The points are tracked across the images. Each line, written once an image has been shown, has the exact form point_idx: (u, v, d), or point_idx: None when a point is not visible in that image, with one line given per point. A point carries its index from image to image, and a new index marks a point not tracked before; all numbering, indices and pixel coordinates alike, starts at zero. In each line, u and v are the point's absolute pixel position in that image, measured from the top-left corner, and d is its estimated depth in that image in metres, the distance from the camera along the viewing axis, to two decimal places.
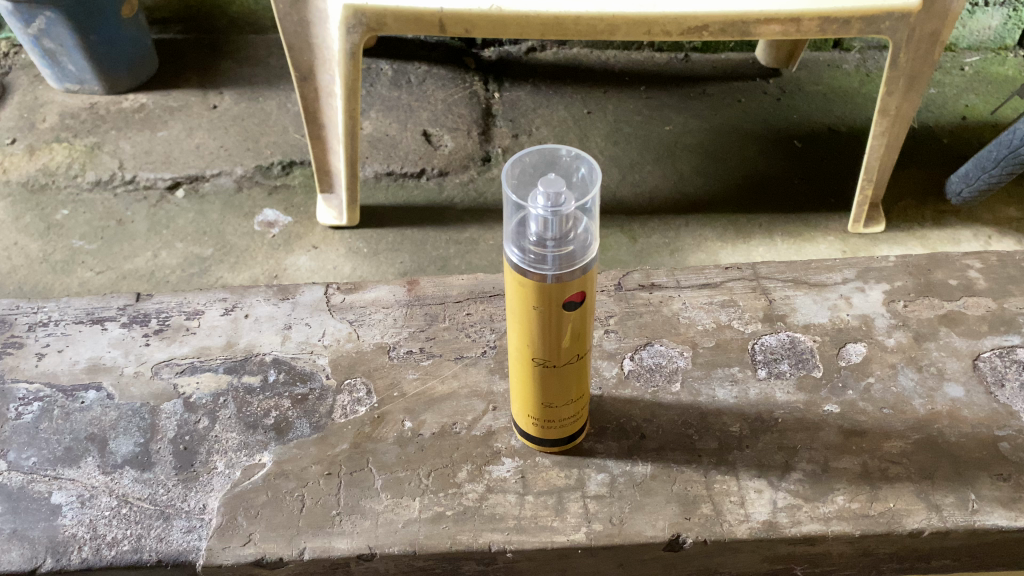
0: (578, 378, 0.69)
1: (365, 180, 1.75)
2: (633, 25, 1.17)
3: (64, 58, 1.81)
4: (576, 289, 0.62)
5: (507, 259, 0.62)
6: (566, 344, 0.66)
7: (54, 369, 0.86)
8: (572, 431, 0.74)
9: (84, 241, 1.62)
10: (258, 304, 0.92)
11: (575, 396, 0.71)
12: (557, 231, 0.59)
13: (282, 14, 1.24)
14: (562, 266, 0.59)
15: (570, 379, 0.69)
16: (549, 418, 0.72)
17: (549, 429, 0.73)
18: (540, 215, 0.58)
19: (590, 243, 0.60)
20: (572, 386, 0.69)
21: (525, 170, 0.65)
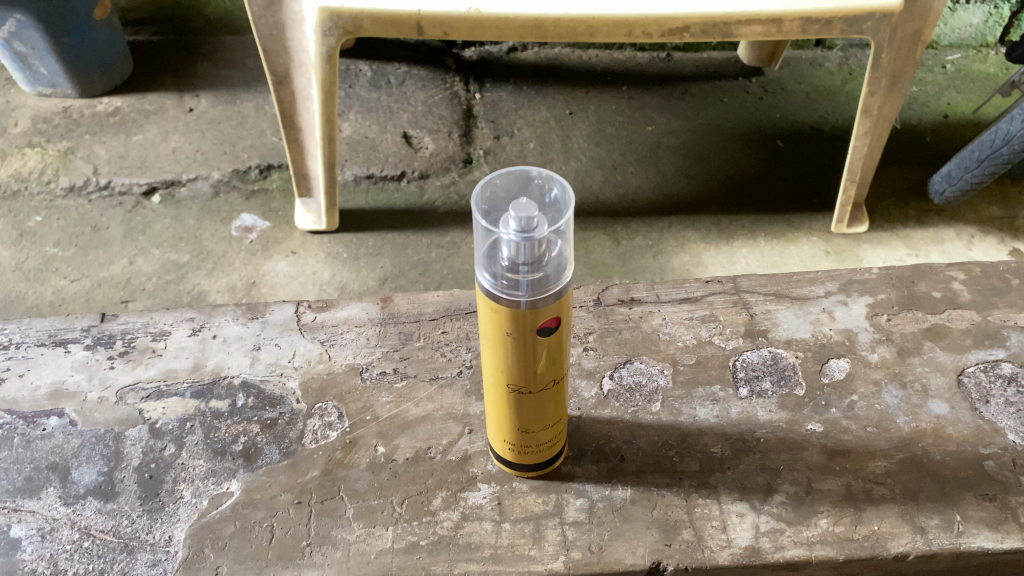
0: (555, 403, 0.67)
1: (345, 183, 1.72)
2: (613, 26, 1.14)
3: (36, 62, 1.77)
4: (551, 312, 0.59)
5: (479, 286, 0.60)
6: (542, 368, 0.63)
7: (15, 395, 0.83)
8: (551, 455, 0.72)
9: (58, 248, 1.59)
10: (227, 323, 0.89)
11: (552, 420, 0.68)
12: (530, 256, 0.56)
13: (257, 16, 1.21)
14: (536, 292, 0.57)
15: (547, 405, 0.67)
16: (527, 444, 0.70)
17: (527, 454, 0.71)
18: (512, 240, 0.56)
19: (564, 267, 0.58)
20: (550, 411, 0.67)
21: (497, 192, 0.63)
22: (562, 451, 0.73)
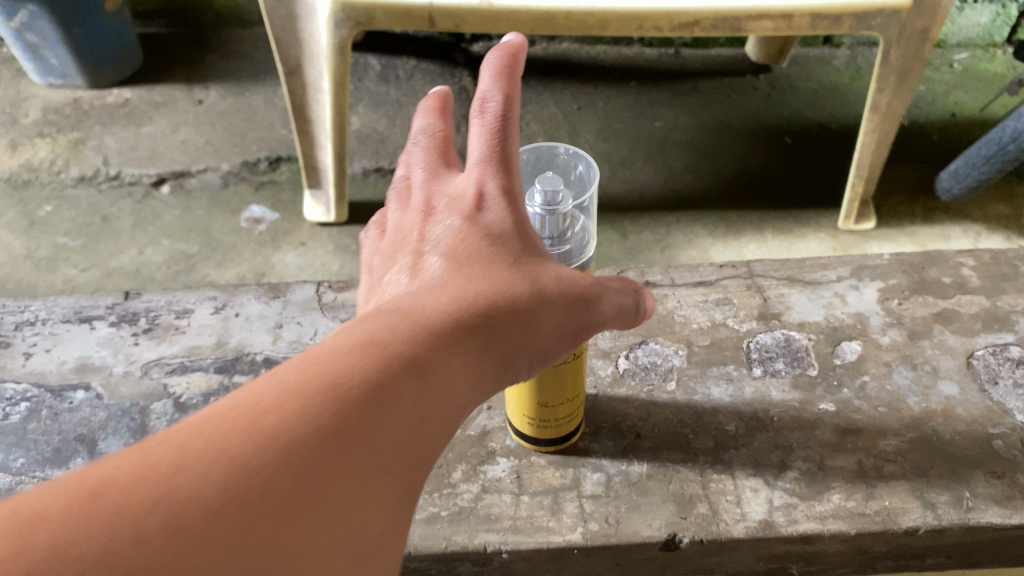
0: (574, 379, 0.68)
1: (354, 176, 1.74)
2: (624, 20, 1.16)
3: (47, 52, 1.78)
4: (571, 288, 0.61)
5: None
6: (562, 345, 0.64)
7: (42, 369, 0.85)
8: (568, 431, 0.73)
9: (68, 238, 1.61)
10: (249, 302, 0.91)
11: (570, 398, 0.69)
12: (554, 230, 0.58)
13: (270, 8, 1.22)
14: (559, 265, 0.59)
15: (565, 382, 0.67)
16: (545, 418, 0.71)
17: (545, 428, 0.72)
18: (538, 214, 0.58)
19: (587, 242, 0.60)
20: (569, 387, 0.68)
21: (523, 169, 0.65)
22: (578, 428, 0.74)
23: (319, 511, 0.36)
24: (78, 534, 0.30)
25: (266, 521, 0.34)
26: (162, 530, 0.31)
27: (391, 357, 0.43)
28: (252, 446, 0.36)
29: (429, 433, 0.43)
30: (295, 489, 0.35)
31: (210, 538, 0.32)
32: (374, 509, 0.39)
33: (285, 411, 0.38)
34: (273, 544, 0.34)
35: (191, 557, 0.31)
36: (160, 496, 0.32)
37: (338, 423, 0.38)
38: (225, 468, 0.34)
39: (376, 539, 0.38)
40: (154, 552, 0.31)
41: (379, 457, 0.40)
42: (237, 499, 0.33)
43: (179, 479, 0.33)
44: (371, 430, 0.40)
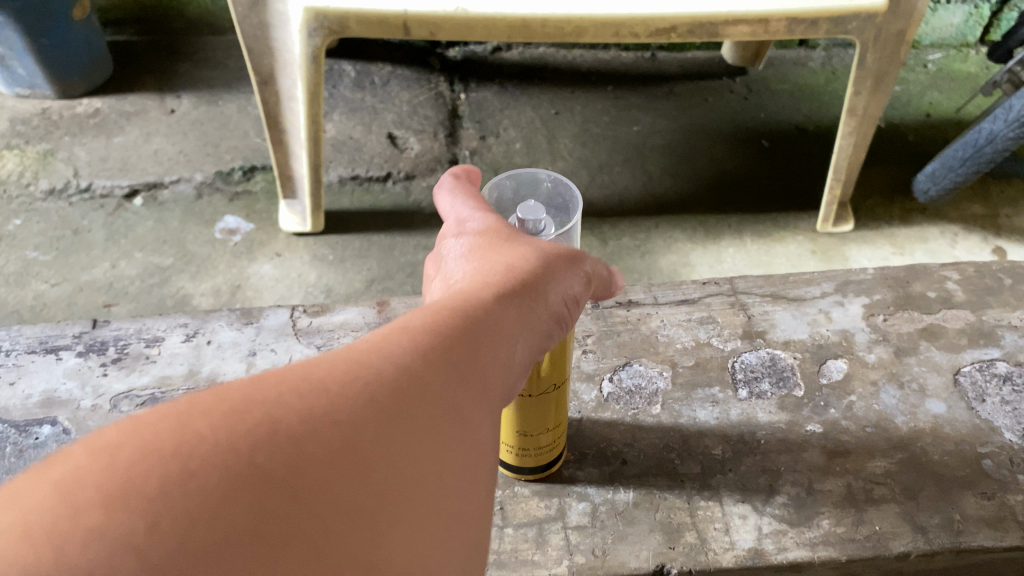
0: (557, 411, 0.67)
1: (330, 185, 1.71)
2: (600, 27, 1.14)
3: (14, 62, 1.74)
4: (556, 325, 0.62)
5: None
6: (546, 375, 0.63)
7: (7, 404, 0.82)
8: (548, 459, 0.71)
9: (38, 252, 1.57)
10: (221, 329, 0.89)
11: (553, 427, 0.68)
12: None
13: (241, 17, 1.19)
14: None
15: (548, 412, 0.66)
16: (526, 447, 0.69)
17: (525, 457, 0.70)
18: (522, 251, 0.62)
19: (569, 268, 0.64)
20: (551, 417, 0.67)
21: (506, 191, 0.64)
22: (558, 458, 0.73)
23: (423, 401, 0.42)
24: (252, 397, 0.36)
25: (384, 403, 0.40)
26: (309, 398, 0.37)
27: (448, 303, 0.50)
28: (362, 355, 0.42)
29: (498, 357, 0.49)
30: (402, 379, 0.41)
31: (345, 407, 0.38)
32: (466, 409, 0.44)
33: (375, 339, 0.44)
34: (392, 417, 0.39)
35: (333, 412, 0.37)
36: (303, 380, 0.38)
37: (424, 341, 0.45)
38: (344, 366, 0.40)
39: (470, 432, 0.44)
40: (309, 410, 0.37)
41: (465, 368, 0.45)
42: (359, 385, 0.40)
43: (312, 372, 0.39)
44: (452, 345, 0.46)
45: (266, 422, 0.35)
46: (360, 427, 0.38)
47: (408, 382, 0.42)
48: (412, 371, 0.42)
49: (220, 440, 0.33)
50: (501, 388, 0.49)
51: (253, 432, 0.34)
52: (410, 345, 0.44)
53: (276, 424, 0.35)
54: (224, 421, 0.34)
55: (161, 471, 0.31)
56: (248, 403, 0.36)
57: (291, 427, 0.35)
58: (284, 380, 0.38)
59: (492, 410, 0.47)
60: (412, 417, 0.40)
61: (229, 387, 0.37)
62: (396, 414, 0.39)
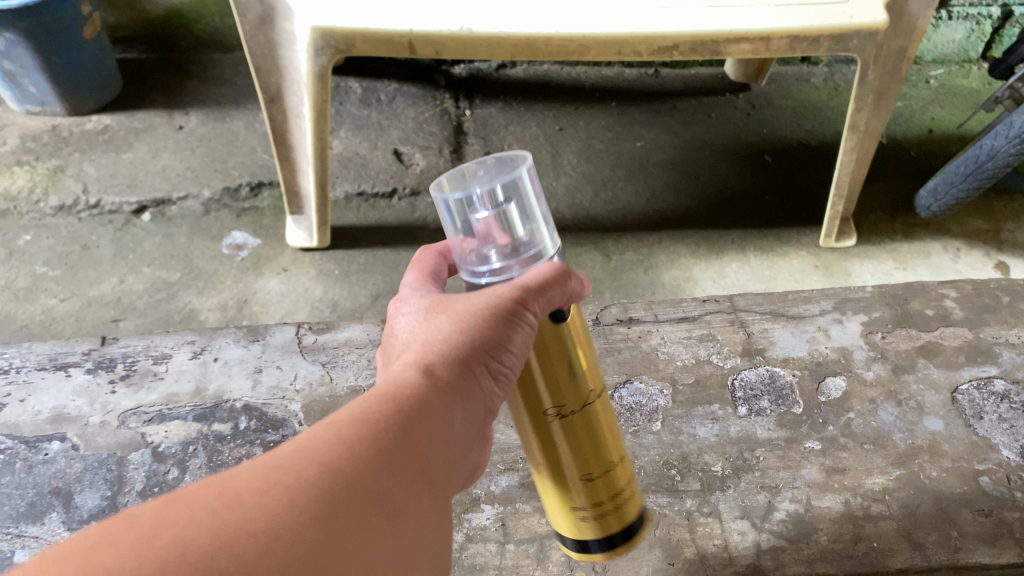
0: (607, 442, 0.62)
1: (336, 201, 1.72)
2: (603, 45, 1.15)
3: (25, 80, 1.76)
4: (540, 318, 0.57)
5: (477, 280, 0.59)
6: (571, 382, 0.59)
7: (17, 420, 0.83)
8: (626, 530, 0.63)
9: (47, 267, 1.59)
10: (228, 346, 0.90)
11: (615, 472, 0.62)
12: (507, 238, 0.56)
13: (248, 35, 1.20)
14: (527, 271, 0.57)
15: (594, 441, 0.61)
16: (594, 500, 0.61)
17: (595, 526, 0.63)
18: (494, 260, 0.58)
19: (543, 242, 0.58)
20: (601, 452, 0.61)
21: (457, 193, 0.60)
22: (638, 531, 0.65)
23: (359, 495, 0.41)
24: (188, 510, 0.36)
25: (323, 497, 0.39)
26: (224, 515, 0.36)
27: (381, 391, 0.49)
28: (283, 460, 0.41)
29: (436, 441, 0.49)
30: (328, 478, 0.41)
31: (266, 515, 0.37)
32: (402, 498, 0.43)
33: (300, 441, 0.43)
34: (322, 518, 0.38)
35: (253, 524, 0.36)
36: (217, 498, 0.37)
37: (350, 436, 0.44)
38: (264, 476, 0.40)
39: (407, 523, 0.43)
40: (226, 526, 0.36)
41: (399, 457, 0.45)
42: (293, 482, 0.40)
43: (228, 487, 0.38)
44: (383, 436, 0.45)
45: (175, 546, 0.34)
46: (285, 534, 0.36)
47: (335, 480, 0.41)
48: (339, 467, 0.42)
49: (128, 572, 0.32)
50: (443, 472, 0.49)
51: (164, 557, 0.33)
52: (336, 442, 0.43)
53: (187, 548, 0.34)
54: (130, 553, 0.33)
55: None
56: (182, 516, 0.36)
57: (205, 548, 0.34)
58: (198, 500, 0.37)
59: (433, 496, 0.47)
60: (349, 510, 0.40)
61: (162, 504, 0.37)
62: (326, 515, 0.39)
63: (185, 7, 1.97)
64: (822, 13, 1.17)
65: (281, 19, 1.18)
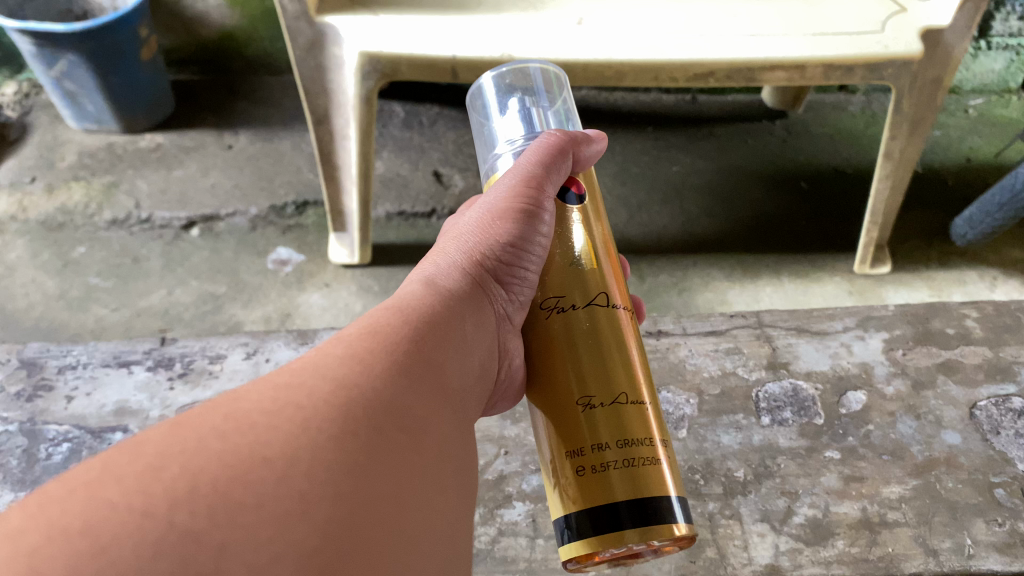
0: (621, 375, 0.55)
1: (377, 220, 1.79)
2: (640, 72, 1.19)
3: (84, 99, 1.85)
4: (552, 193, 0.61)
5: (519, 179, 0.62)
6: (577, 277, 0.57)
7: (83, 412, 0.89)
8: (641, 497, 0.51)
9: (100, 278, 1.67)
10: (279, 348, 0.97)
11: (629, 418, 0.54)
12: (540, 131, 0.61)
13: (299, 60, 1.26)
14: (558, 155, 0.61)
15: (602, 362, 0.55)
16: (593, 427, 0.54)
17: (602, 475, 0.52)
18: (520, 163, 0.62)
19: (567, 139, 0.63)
20: (611, 381, 0.55)
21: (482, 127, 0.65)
22: (665, 517, 0.51)
23: (370, 402, 0.46)
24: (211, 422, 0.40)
25: (336, 406, 0.44)
26: (235, 438, 0.40)
27: (390, 314, 0.55)
28: (291, 381, 0.45)
29: (442, 362, 0.54)
30: (337, 396, 0.45)
31: (277, 434, 0.40)
32: (412, 411, 0.48)
33: (309, 360, 0.48)
34: (336, 434, 0.42)
35: (265, 448, 0.39)
36: (226, 421, 0.41)
37: (356, 354, 0.49)
38: (271, 398, 0.43)
39: (419, 430, 0.48)
40: (238, 449, 0.39)
41: (405, 374, 0.49)
42: (307, 394, 0.44)
43: (237, 409, 0.42)
44: (388, 357, 0.50)
45: (187, 472, 0.37)
46: (299, 452, 0.40)
47: (345, 397, 0.45)
48: (347, 385, 0.46)
49: (166, 476, 0.36)
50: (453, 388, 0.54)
51: (178, 486, 0.36)
52: (341, 360, 0.48)
53: (200, 474, 0.37)
54: (143, 479, 0.36)
55: (75, 555, 0.32)
56: (207, 425, 0.40)
57: (218, 472, 0.37)
58: (208, 423, 0.40)
59: (443, 410, 0.52)
60: (361, 414, 0.45)
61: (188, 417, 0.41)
62: (337, 430, 0.42)
63: (237, 31, 2.05)
64: (856, 44, 1.20)
65: (331, 44, 1.24)
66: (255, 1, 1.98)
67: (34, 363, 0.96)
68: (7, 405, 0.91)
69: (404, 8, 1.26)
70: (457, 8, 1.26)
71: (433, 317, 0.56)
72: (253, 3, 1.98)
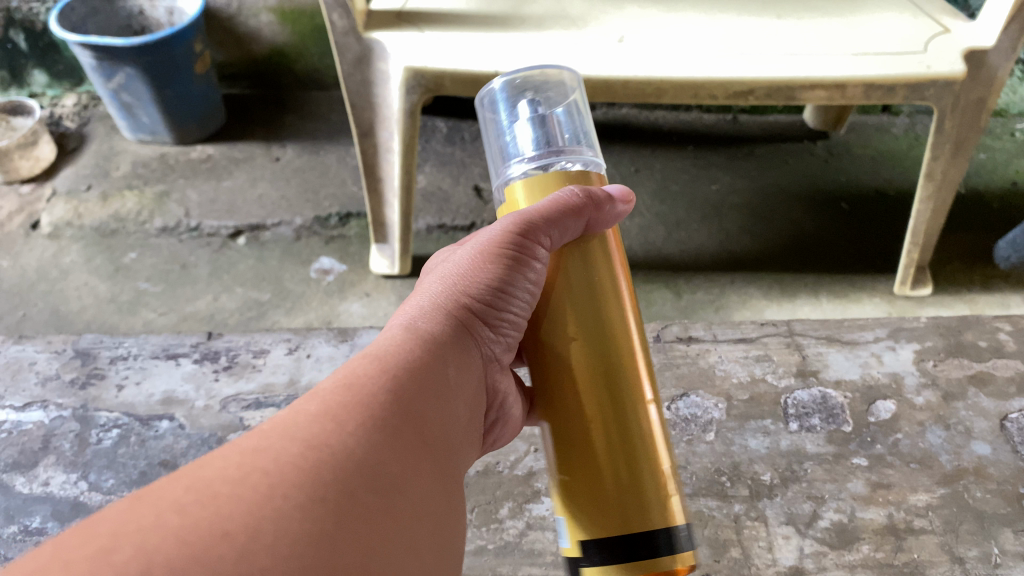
0: (634, 412, 0.58)
1: (418, 232, 1.82)
2: (679, 89, 1.21)
3: (140, 111, 1.93)
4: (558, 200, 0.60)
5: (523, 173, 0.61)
6: (599, 317, 0.58)
7: (133, 400, 0.94)
8: (650, 532, 0.55)
9: (149, 284, 1.72)
10: (319, 345, 1.01)
11: (641, 453, 0.57)
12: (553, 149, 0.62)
13: (346, 74, 1.31)
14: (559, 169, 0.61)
15: (616, 408, 0.57)
16: (627, 464, 0.56)
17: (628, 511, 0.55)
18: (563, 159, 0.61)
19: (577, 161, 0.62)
20: (625, 420, 0.57)
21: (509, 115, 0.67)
22: (664, 550, 0.55)
23: (339, 464, 0.43)
24: (168, 497, 0.39)
25: (300, 468, 0.42)
26: (195, 513, 0.38)
27: (369, 363, 0.52)
28: (259, 444, 0.43)
29: (424, 415, 0.51)
30: (307, 458, 0.43)
31: (242, 505, 0.39)
32: (389, 469, 0.46)
33: (279, 422, 0.46)
34: (303, 501, 0.40)
35: (226, 520, 0.38)
36: (186, 493, 0.39)
37: (331, 411, 0.47)
38: (236, 464, 0.42)
39: (395, 490, 0.46)
40: (199, 524, 0.37)
41: (382, 430, 0.47)
42: (273, 457, 0.42)
43: (198, 480, 0.40)
44: (364, 412, 0.48)
45: (140, 552, 0.35)
46: (262, 522, 0.38)
47: (317, 458, 0.43)
48: (318, 446, 0.44)
49: (116, 556, 0.34)
50: (439, 444, 0.52)
51: (130, 568, 0.34)
52: (314, 419, 0.46)
53: (153, 555, 0.35)
54: (92, 565, 0.34)
55: None
56: (164, 499, 0.39)
57: (176, 552, 0.35)
58: (167, 497, 0.39)
59: (425, 469, 0.49)
60: (330, 477, 0.42)
61: (143, 493, 0.39)
62: (304, 498, 0.40)
63: (287, 48, 2.12)
64: (897, 64, 1.20)
65: (377, 60, 1.28)
66: (306, 18, 2.05)
67: (88, 354, 1.01)
68: (62, 392, 0.95)
69: (448, 25, 1.30)
70: (501, 25, 1.29)
71: (416, 367, 0.53)
72: (303, 20, 2.05)
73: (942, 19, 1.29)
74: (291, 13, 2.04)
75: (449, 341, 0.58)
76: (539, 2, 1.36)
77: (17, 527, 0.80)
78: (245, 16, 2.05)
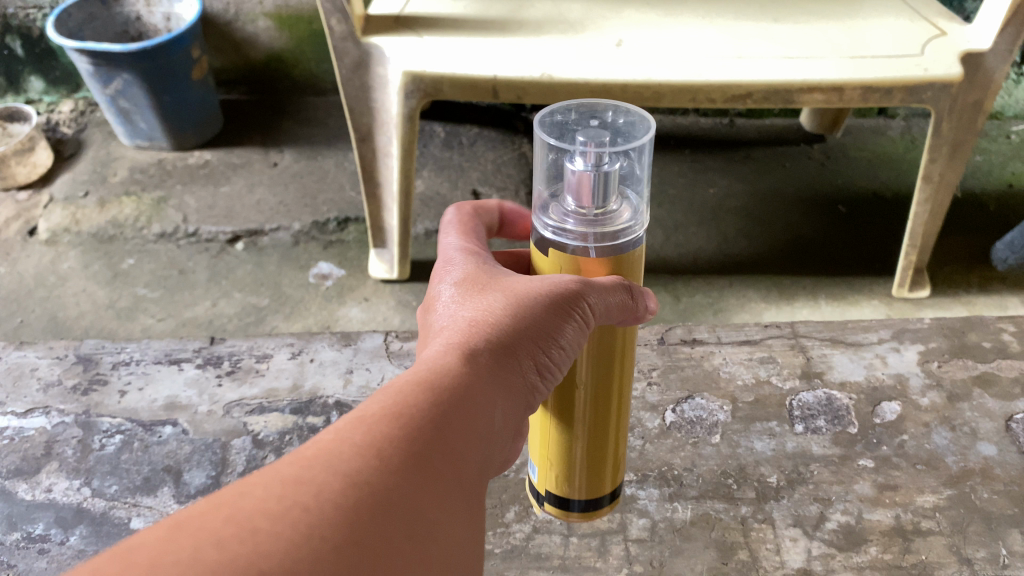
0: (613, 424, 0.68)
1: (417, 236, 1.81)
2: (678, 92, 1.20)
3: (137, 117, 1.93)
4: (599, 262, 0.59)
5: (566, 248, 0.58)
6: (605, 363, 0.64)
7: (136, 406, 0.93)
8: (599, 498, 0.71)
9: (147, 289, 1.71)
10: (323, 349, 1.00)
11: (611, 449, 0.69)
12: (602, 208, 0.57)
13: (345, 79, 1.30)
14: (603, 239, 0.57)
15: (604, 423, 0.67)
16: (599, 462, 0.69)
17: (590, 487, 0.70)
18: (614, 208, 0.57)
19: (630, 227, 0.58)
20: (604, 429, 0.67)
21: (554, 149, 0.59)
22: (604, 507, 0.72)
23: (384, 507, 0.43)
24: (206, 530, 0.39)
25: (342, 507, 0.41)
26: (232, 549, 0.37)
27: (417, 393, 0.51)
28: (300, 475, 0.43)
29: (468, 458, 0.50)
30: (347, 494, 0.42)
31: (283, 544, 0.38)
32: (430, 514, 0.45)
33: (322, 451, 0.45)
34: (343, 544, 0.40)
35: (263, 560, 0.37)
36: (225, 526, 0.39)
37: (375, 444, 0.46)
38: (276, 496, 0.41)
39: (434, 532, 0.45)
40: (236, 560, 0.37)
41: (427, 470, 0.46)
42: (315, 492, 0.42)
43: (239, 511, 0.40)
44: (409, 450, 0.47)
45: None
46: (300, 563, 0.38)
47: (357, 496, 0.42)
48: (359, 483, 0.43)
49: None
50: (478, 490, 0.50)
51: None
52: (357, 452, 0.45)
53: None
54: None
55: None
56: (202, 530, 0.38)
57: None
58: (206, 527, 0.39)
59: (465, 515, 0.48)
60: (375, 520, 0.42)
61: (182, 523, 0.39)
62: (346, 541, 0.40)
63: (285, 53, 2.12)
64: (895, 67, 1.20)
65: (376, 65, 1.28)
66: (303, 23, 2.05)
67: (90, 359, 1.00)
68: (64, 398, 0.95)
69: (446, 28, 1.30)
70: (498, 29, 1.29)
71: (466, 408, 0.52)
72: (300, 25, 2.05)
73: (938, 22, 1.29)
74: (288, 19, 2.04)
75: (500, 379, 0.55)
76: (536, 7, 1.36)
77: (20, 535, 0.79)
78: (242, 22, 2.05)
